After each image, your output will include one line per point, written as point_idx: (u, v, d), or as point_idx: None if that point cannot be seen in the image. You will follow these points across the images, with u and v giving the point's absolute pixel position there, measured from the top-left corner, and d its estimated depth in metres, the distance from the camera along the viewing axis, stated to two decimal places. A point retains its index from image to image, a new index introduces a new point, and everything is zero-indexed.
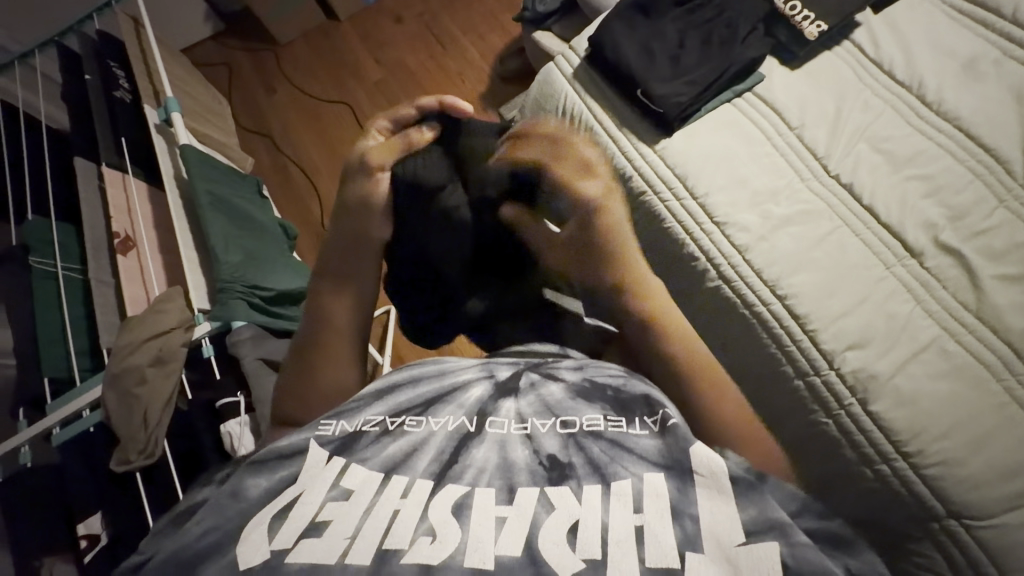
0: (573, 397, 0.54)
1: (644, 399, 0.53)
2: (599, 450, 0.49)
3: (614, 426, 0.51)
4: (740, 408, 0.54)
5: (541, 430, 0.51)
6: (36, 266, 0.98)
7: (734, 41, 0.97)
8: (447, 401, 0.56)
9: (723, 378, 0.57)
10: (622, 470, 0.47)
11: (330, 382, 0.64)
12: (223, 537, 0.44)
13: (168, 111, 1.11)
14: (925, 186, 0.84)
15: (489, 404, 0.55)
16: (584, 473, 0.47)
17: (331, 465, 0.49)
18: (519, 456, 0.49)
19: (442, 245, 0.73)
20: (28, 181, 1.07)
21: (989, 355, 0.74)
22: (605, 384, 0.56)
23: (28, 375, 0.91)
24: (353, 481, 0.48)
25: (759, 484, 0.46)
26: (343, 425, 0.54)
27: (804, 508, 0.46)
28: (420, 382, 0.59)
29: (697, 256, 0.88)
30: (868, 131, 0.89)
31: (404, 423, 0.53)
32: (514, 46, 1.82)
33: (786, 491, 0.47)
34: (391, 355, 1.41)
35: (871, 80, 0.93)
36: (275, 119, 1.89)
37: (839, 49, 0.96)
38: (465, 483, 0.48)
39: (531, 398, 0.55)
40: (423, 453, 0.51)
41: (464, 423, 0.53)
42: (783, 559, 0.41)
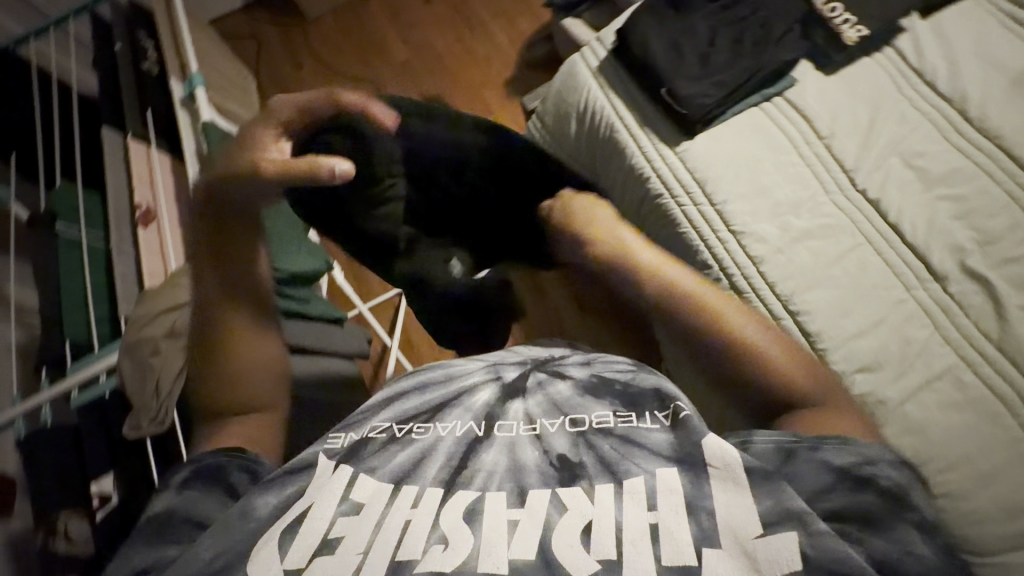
0: (580, 395, 0.57)
1: (654, 394, 0.55)
2: (610, 447, 0.51)
3: (624, 422, 0.53)
4: (799, 369, 0.56)
5: (551, 430, 0.53)
6: (63, 232, 1.01)
7: (768, 41, 0.92)
8: (454, 405, 0.57)
9: (774, 360, 0.57)
10: (634, 467, 0.49)
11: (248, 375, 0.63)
12: (234, 557, 0.46)
13: (192, 86, 1.13)
14: (956, 208, 0.80)
15: (497, 407, 0.56)
16: (596, 472, 0.49)
17: (338, 475, 0.51)
18: (529, 457, 0.51)
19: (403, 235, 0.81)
20: (56, 148, 1.10)
21: (1007, 387, 0.71)
22: (613, 380, 0.58)
23: (51, 338, 0.95)
24: (362, 495, 0.49)
25: (778, 471, 0.49)
26: (350, 436, 0.55)
27: (833, 480, 0.47)
28: (427, 388, 0.60)
29: (709, 265, 0.86)
30: (902, 145, 0.85)
31: (412, 430, 0.55)
32: (543, 33, 1.79)
33: (813, 468, 0.48)
34: (400, 339, 1.43)
35: (910, 91, 0.89)
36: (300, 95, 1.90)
37: (879, 55, 0.92)
38: (476, 488, 0.49)
39: (539, 398, 0.57)
40: (433, 458, 0.52)
41: (472, 427, 0.55)
42: (802, 548, 0.42)
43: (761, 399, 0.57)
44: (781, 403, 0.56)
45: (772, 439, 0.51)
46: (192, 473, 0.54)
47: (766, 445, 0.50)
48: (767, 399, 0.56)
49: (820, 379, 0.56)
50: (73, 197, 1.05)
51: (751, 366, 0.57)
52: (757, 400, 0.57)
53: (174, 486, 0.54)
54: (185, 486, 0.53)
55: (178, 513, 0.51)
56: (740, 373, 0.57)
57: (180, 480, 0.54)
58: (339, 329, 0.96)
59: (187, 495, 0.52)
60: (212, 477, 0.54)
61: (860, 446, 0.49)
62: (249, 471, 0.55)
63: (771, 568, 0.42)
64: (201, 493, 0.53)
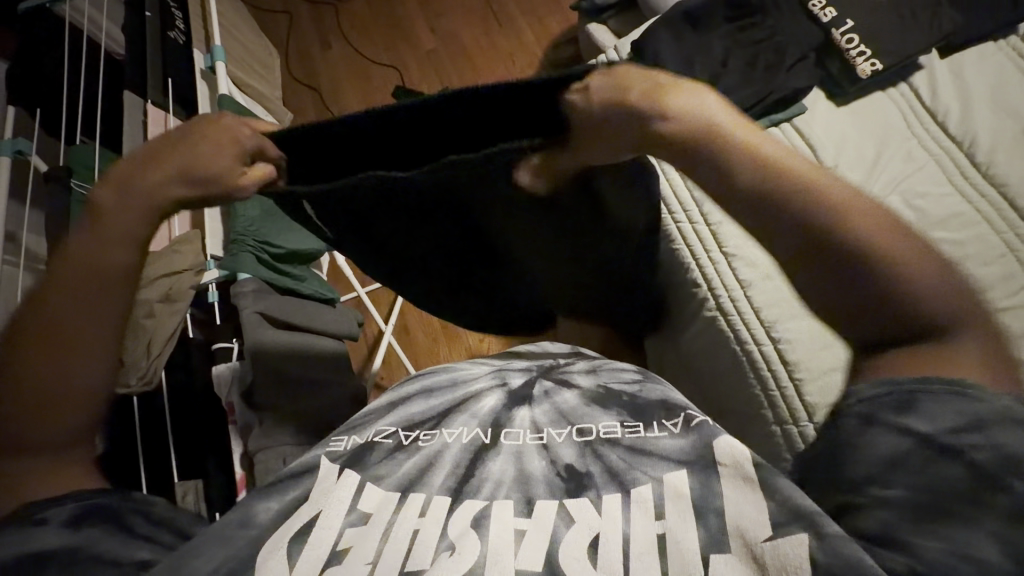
0: (587, 405, 0.53)
1: (660, 403, 0.51)
2: (618, 457, 0.47)
3: (632, 432, 0.49)
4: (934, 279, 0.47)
5: (558, 440, 0.49)
6: (77, 189, 1.04)
7: (781, 67, 0.92)
8: (460, 412, 0.53)
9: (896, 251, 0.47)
10: (641, 475, 0.45)
11: (81, 389, 0.52)
12: (236, 567, 0.41)
13: (214, 59, 1.19)
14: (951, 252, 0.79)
15: (503, 415, 0.53)
16: (602, 482, 0.45)
17: (343, 481, 0.46)
18: (536, 467, 0.47)
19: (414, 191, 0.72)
20: (79, 107, 1.13)
21: None
22: (620, 391, 0.54)
23: None
24: (370, 505, 0.45)
25: (854, 438, 0.43)
26: (354, 439, 0.51)
27: (911, 448, 0.41)
28: (433, 393, 0.56)
29: (698, 284, 0.87)
30: (905, 184, 0.84)
31: (418, 437, 0.50)
32: (569, 36, 1.79)
33: (891, 433, 0.42)
34: (397, 325, 1.45)
35: (919, 129, 0.88)
36: (325, 76, 1.92)
37: (893, 91, 0.92)
38: (483, 498, 0.45)
39: (545, 407, 0.53)
40: (439, 468, 0.48)
41: (478, 435, 0.50)
42: (812, 552, 0.38)
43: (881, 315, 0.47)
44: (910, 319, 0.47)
45: (869, 398, 0.45)
46: (84, 511, 0.47)
47: (855, 411, 0.45)
48: (888, 315, 0.47)
49: (942, 271, 0.48)
50: (90, 155, 1.10)
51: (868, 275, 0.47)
52: (867, 323, 0.48)
53: (55, 524, 0.46)
54: (77, 523, 0.46)
55: (78, 550, 0.44)
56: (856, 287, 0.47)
57: (63, 517, 0.46)
58: (331, 308, 0.97)
59: (84, 533, 0.46)
60: (109, 517, 0.47)
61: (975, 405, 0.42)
62: (144, 513, 0.49)
63: (778, 570, 0.38)
64: (103, 531, 0.46)
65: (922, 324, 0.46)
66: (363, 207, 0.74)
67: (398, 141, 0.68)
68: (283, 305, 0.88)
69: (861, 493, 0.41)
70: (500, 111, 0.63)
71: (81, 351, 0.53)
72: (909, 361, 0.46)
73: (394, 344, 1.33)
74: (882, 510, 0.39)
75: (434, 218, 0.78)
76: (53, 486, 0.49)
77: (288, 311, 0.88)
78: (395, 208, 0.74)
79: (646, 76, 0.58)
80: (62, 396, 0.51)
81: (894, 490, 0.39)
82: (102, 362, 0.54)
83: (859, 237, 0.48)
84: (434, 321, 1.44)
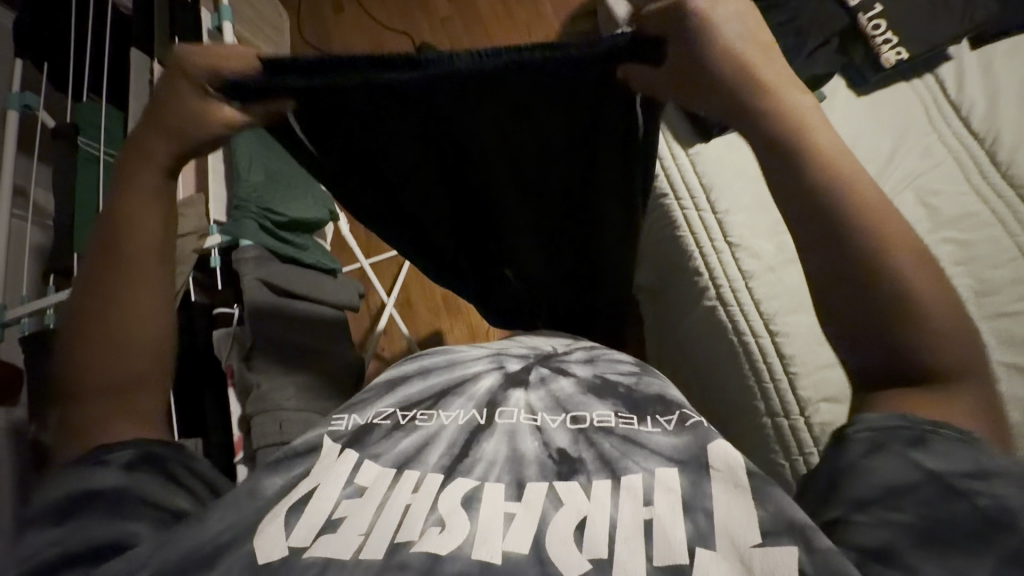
0: (582, 394, 0.54)
1: (657, 399, 0.53)
2: (610, 445, 0.48)
3: (625, 423, 0.50)
4: (946, 326, 0.44)
5: (552, 425, 0.50)
6: (84, 147, 1.04)
7: (798, 57, 0.88)
8: (457, 394, 0.54)
9: (914, 272, 0.44)
10: (632, 464, 0.46)
11: (131, 334, 0.52)
12: (234, 535, 0.41)
13: (220, 19, 1.17)
14: (960, 252, 0.78)
15: (499, 395, 0.54)
16: (594, 468, 0.46)
17: (343, 458, 0.47)
18: (529, 448, 0.48)
19: (398, 142, 0.71)
20: (86, 64, 1.12)
21: None
22: (616, 383, 0.56)
23: (60, 247, 0.98)
24: (366, 478, 0.45)
25: (861, 460, 0.42)
26: (355, 419, 0.52)
27: (922, 481, 0.40)
28: (430, 375, 0.57)
29: (700, 272, 0.86)
30: (919, 181, 0.82)
31: (415, 416, 0.51)
32: (588, 6, 1.72)
33: (900, 463, 0.41)
34: (400, 298, 1.46)
35: (941, 124, 0.85)
36: (336, 40, 1.88)
37: (917, 82, 0.89)
38: (475, 476, 0.45)
39: (541, 393, 0.54)
40: (435, 446, 0.48)
41: (474, 416, 0.51)
42: (801, 564, 0.38)
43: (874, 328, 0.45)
44: (909, 350, 0.44)
45: (875, 429, 0.43)
46: (142, 457, 0.47)
47: (864, 436, 0.43)
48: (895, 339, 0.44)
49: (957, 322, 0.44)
50: (97, 114, 1.09)
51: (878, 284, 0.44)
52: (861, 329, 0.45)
53: (113, 467, 0.45)
54: (132, 467, 0.46)
55: (129, 495, 0.44)
56: (867, 297, 0.45)
57: (123, 461, 0.46)
58: (332, 279, 0.97)
59: (137, 478, 0.45)
60: (159, 466, 0.47)
61: (984, 458, 0.40)
62: (187, 466, 0.49)
63: None
64: (151, 477, 0.46)
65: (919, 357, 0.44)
66: (348, 148, 0.71)
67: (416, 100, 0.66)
68: (286, 275, 0.89)
69: (858, 511, 0.40)
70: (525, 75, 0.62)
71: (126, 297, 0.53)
72: (889, 399, 0.45)
73: (396, 317, 1.34)
74: (885, 529, 0.39)
75: (437, 185, 0.78)
76: (119, 432, 0.49)
77: (290, 280, 0.90)
78: (377, 171, 0.75)
79: (725, 37, 0.51)
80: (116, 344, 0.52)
81: (898, 517, 0.39)
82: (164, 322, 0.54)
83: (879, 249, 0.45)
84: (437, 296, 1.45)
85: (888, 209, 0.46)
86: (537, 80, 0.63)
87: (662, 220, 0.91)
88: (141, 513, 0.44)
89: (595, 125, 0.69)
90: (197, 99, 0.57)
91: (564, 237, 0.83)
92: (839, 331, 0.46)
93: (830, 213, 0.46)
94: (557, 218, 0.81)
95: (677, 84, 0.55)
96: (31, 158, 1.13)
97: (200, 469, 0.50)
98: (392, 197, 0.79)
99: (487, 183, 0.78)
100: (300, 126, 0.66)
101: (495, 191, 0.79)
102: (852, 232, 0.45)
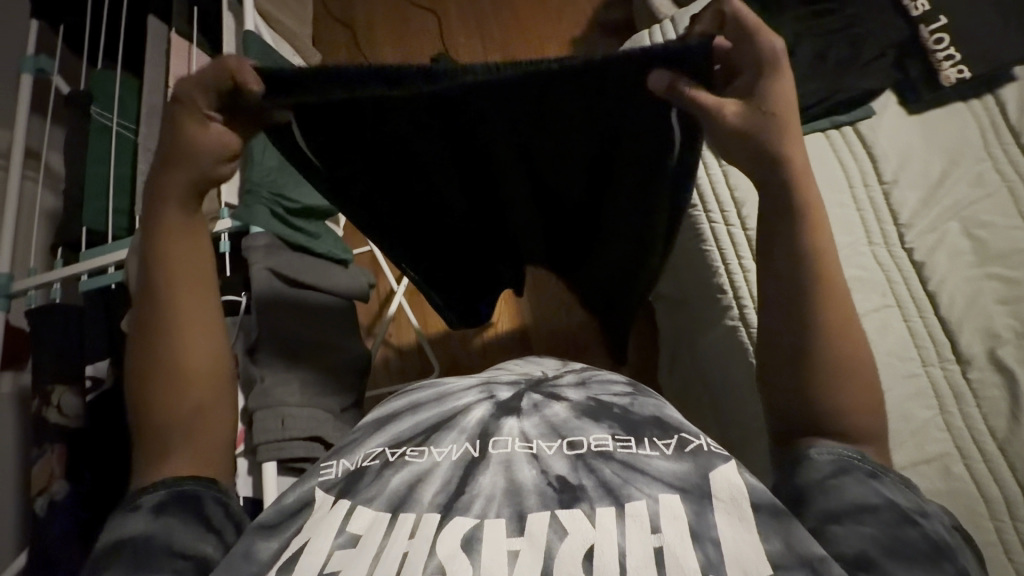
0: (578, 417, 0.49)
1: (654, 421, 0.48)
2: (611, 471, 0.44)
3: (624, 447, 0.46)
4: (867, 408, 0.50)
5: (548, 451, 0.46)
6: (96, 117, 0.99)
7: (853, 64, 0.85)
8: (449, 427, 0.49)
9: (841, 311, 0.52)
10: (636, 491, 0.43)
11: (197, 360, 0.54)
12: None
13: None
14: (1004, 290, 0.73)
15: (491, 424, 0.49)
16: (596, 495, 0.43)
17: (336, 508, 0.45)
18: (526, 478, 0.44)
19: (423, 154, 0.67)
20: (103, 25, 1.08)
21: (996, 490, 0.65)
22: (611, 403, 0.50)
23: (71, 218, 0.96)
24: (360, 525, 0.43)
25: (825, 480, 0.45)
26: (344, 465, 0.48)
27: (883, 503, 0.43)
28: (420, 408, 0.52)
29: (725, 291, 0.82)
30: (967, 211, 0.78)
31: (405, 453, 0.48)
32: None
33: (865, 486, 0.44)
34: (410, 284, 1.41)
35: (997, 150, 0.80)
36: (361, 12, 1.81)
37: (975, 103, 0.84)
38: (474, 514, 0.42)
39: (534, 419, 0.49)
40: (428, 483, 0.45)
41: (468, 449, 0.47)
42: None
43: (807, 364, 0.51)
44: (838, 386, 0.50)
45: (832, 453, 0.47)
46: (173, 498, 0.47)
47: (825, 457, 0.47)
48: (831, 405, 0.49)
49: (874, 411, 0.50)
50: (111, 84, 1.04)
51: (814, 326, 0.51)
52: (798, 369, 0.51)
53: (148, 511, 0.46)
54: (161, 510, 0.45)
55: (155, 538, 0.43)
56: (802, 333, 0.51)
57: (154, 504, 0.46)
58: (344, 270, 0.93)
59: (164, 520, 0.45)
60: (188, 507, 0.46)
61: (917, 498, 0.45)
62: (222, 503, 0.48)
63: None
64: (182, 520, 0.45)
65: (837, 420, 0.49)
66: (366, 158, 0.68)
67: (446, 115, 0.62)
68: (296, 264, 0.87)
69: (831, 521, 0.42)
70: (568, 91, 0.60)
71: (185, 322, 0.54)
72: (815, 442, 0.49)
73: (405, 306, 1.31)
74: (859, 539, 0.40)
75: (455, 194, 0.73)
76: (179, 465, 0.50)
77: (299, 270, 0.87)
78: (399, 184, 0.72)
79: (771, 80, 0.55)
80: (185, 371, 0.53)
81: (864, 526, 0.41)
82: (210, 346, 0.55)
83: (816, 299, 0.52)
84: None
85: (848, 300, 0.53)
86: (575, 93, 0.60)
87: (692, 234, 0.87)
88: (166, 563, 0.42)
89: (629, 147, 0.67)
90: (199, 126, 0.56)
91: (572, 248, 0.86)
92: (780, 383, 0.52)
93: (797, 277, 0.53)
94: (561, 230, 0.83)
95: (729, 122, 0.55)
96: (45, 119, 1.10)
97: (235, 509, 0.49)
98: (424, 210, 0.76)
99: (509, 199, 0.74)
100: (306, 137, 0.64)
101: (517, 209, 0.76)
102: (813, 309, 0.51)
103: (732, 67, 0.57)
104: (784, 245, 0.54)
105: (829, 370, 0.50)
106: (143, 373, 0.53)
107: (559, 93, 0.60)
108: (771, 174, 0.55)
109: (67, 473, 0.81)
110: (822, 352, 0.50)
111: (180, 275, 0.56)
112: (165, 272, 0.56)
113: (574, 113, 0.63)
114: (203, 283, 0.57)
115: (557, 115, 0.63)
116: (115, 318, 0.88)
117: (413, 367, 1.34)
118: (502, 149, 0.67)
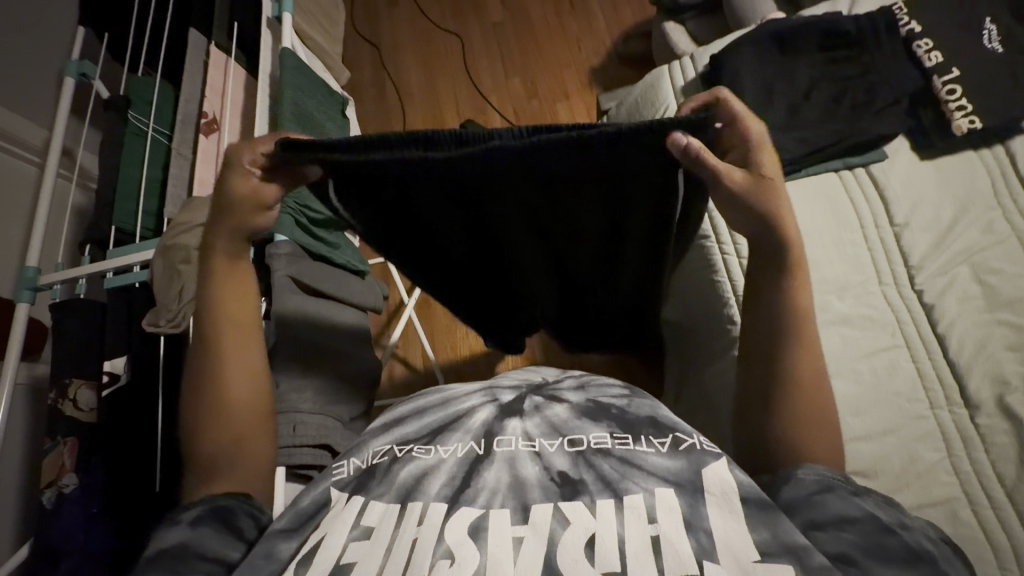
0: (578, 418, 0.50)
1: (649, 420, 0.49)
2: (610, 466, 0.45)
3: (621, 443, 0.47)
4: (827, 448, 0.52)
5: (550, 449, 0.47)
6: (133, 121, 1.03)
7: (868, 109, 0.88)
8: (454, 428, 0.51)
9: (807, 337, 0.55)
10: (633, 485, 0.44)
11: (239, 395, 0.56)
12: None
13: (281, 9, 1.14)
14: (1012, 336, 0.73)
15: (495, 425, 0.50)
16: (596, 490, 0.44)
17: (350, 504, 0.45)
18: (529, 474, 0.45)
19: (436, 205, 0.69)
20: (145, 36, 1.12)
21: (1004, 537, 0.65)
22: (609, 404, 0.52)
23: (101, 218, 0.99)
24: (373, 518, 0.44)
25: (810, 496, 0.46)
26: (355, 463, 0.50)
27: (863, 515, 0.44)
28: (426, 412, 0.54)
29: (733, 321, 0.84)
30: (977, 256, 0.79)
31: (412, 450, 0.49)
32: (642, 29, 1.71)
33: (847, 501, 0.45)
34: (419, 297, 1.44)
35: (1006, 199, 0.82)
36: (387, 33, 1.88)
37: (986, 153, 0.86)
38: (479, 506, 0.43)
39: (536, 419, 0.50)
40: (434, 479, 0.46)
41: (473, 447, 0.48)
42: None
43: (767, 405, 0.55)
44: (797, 436, 0.53)
45: (818, 474, 0.47)
46: (206, 511, 0.48)
47: (811, 476, 0.47)
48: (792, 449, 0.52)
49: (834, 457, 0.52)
50: (149, 91, 1.08)
51: (780, 373, 0.55)
52: (768, 399, 0.55)
53: (184, 523, 0.47)
54: (197, 522, 0.47)
55: (192, 549, 0.44)
56: (767, 383, 0.55)
57: (191, 518, 0.47)
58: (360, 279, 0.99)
59: (200, 532, 0.46)
60: (223, 519, 0.47)
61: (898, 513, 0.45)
62: (252, 516, 0.49)
63: None
64: (214, 531, 0.46)
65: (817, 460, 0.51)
66: (379, 200, 0.68)
67: (461, 180, 0.64)
68: (316, 273, 0.88)
69: (815, 529, 0.43)
70: (584, 158, 0.60)
71: (232, 352, 0.58)
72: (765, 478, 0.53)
73: (414, 319, 1.32)
74: (838, 542, 0.42)
75: (469, 234, 0.75)
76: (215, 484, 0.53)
77: (319, 278, 0.88)
78: (413, 225, 0.74)
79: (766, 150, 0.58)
80: (227, 411, 0.56)
81: (846, 534, 0.43)
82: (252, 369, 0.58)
83: (786, 351, 0.55)
84: None
85: (817, 354, 0.56)
86: (573, 157, 0.60)
87: (703, 266, 0.90)
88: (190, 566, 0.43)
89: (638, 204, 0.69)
90: (242, 180, 0.58)
91: (581, 285, 0.88)
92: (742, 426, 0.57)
93: (771, 329, 0.56)
94: (570, 268, 0.83)
95: (733, 185, 0.57)
96: (82, 122, 1.14)
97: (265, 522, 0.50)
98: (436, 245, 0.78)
99: (517, 242, 0.76)
100: (338, 190, 0.65)
101: (528, 249, 0.78)
102: (784, 365, 0.55)
103: (724, 144, 0.60)
104: (772, 297, 0.57)
105: (793, 419, 0.53)
106: (194, 408, 0.56)
107: (574, 159, 0.61)
108: (756, 242, 0.58)
109: (77, 466, 0.83)
110: (782, 401, 0.54)
111: (229, 321, 0.58)
112: (211, 309, 0.59)
113: (589, 173, 0.64)
114: (246, 312, 0.60)
115: (571, 176, 0.64)
116: (135, 317, 0.89)
117: (418, 380, 1.35)
118: (515, 203, 0.69)
